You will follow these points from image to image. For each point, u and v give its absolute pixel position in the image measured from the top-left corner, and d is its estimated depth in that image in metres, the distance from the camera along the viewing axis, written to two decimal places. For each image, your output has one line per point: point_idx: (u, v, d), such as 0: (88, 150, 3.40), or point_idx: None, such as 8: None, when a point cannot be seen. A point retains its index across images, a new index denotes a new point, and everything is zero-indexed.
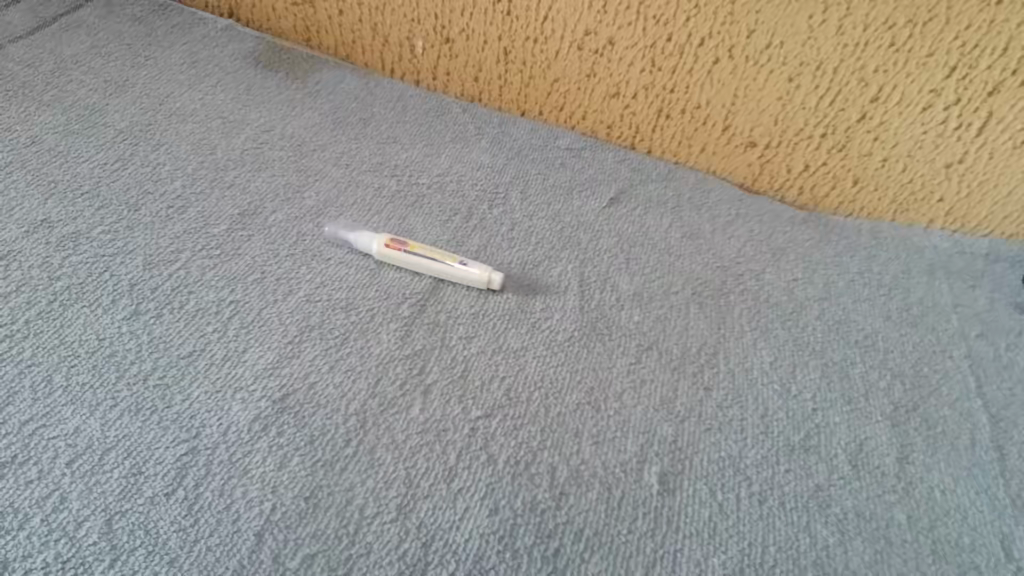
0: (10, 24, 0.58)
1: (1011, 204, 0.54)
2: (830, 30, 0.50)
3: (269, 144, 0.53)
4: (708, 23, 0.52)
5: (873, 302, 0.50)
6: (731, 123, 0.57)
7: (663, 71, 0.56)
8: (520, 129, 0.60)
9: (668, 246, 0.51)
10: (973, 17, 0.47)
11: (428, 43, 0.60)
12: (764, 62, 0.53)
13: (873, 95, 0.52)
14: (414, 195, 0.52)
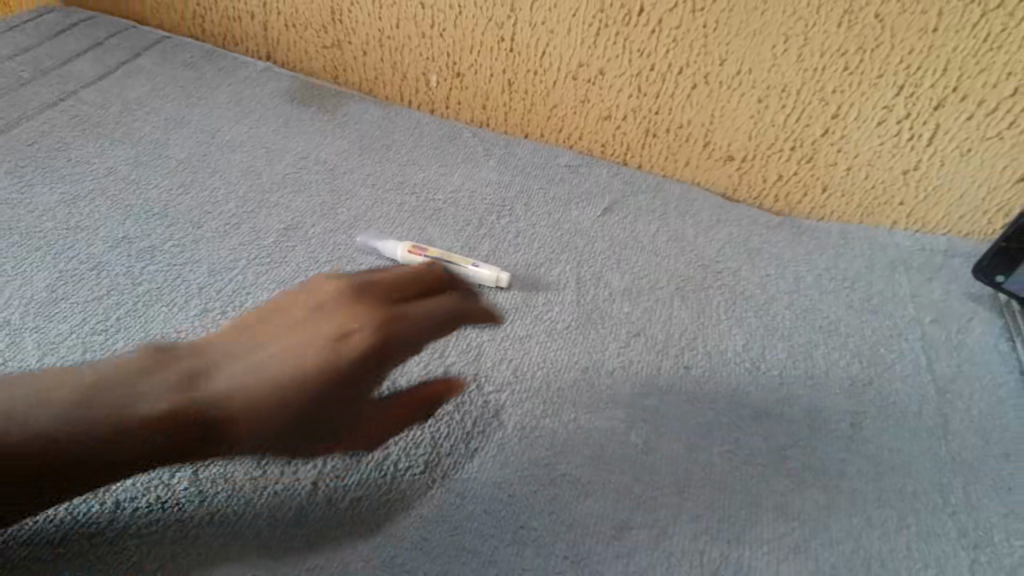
0: (82, 72, 0.67)
1: (963, 206, 0.58)
2: (791, 58, 0.56)
3: (306, 169, 0.61)
4: (685, 54, 0.59)
5: (837, 293, 0.56)
6: (711, 140, 0.63)
7: (648, 96, 0.63)
8: (524, 149, 0.67)
9: (655, 248, 0.58)
10: (913, 43, 0.52)
11: (441, 77, 0.68)
12: (736, 87, 0.59)
13: (832, 112, 0.57)
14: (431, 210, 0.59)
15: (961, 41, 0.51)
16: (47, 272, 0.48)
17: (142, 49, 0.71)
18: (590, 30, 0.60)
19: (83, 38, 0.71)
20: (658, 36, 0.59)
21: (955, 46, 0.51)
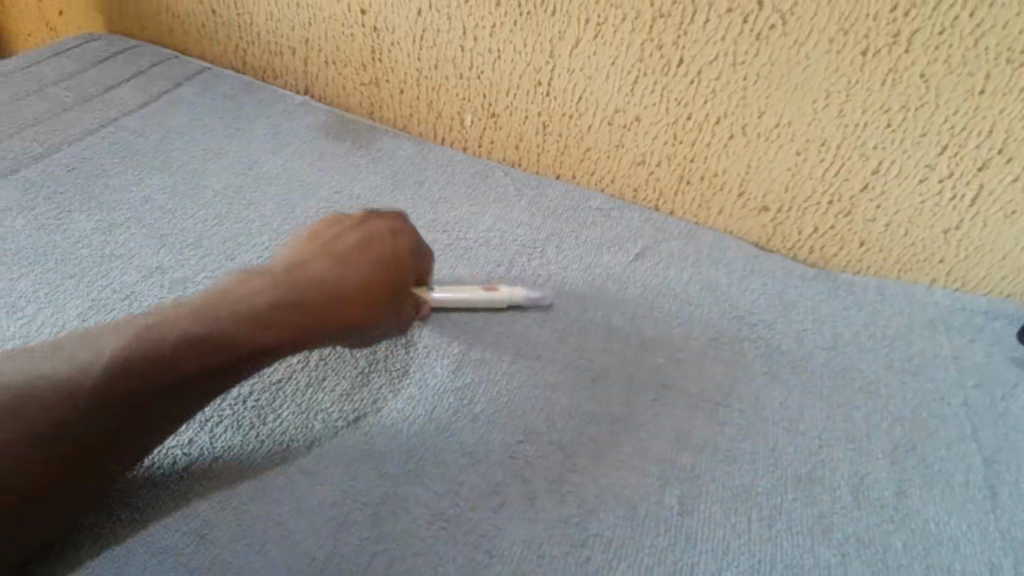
0: (124, 101, 0.68)
1: (1005, 265, 0.56)
2: (832, 113, 0.54)
3: (340, 204, 0.61)
4: (724, 105, 0.57)
5: (877, 351, 0.54)
6: (746, 189, 0.61)
7: (684, 144, 0.61)
8: (556, 190, 0.66)
9: (688, 297, 0.57)
10: (959, 104, 0.50)
11: (477, 117, 0.68)
12: (774, 138, 0.57)
13: (872, 168, 0.55)
14: (489, 288, 0.54)
15: (1007, 105, 0.49)
16: (80, 300, 0.48)
17: (183, 79, 0.72)
18: (629, 78, 0.59)
19: (126, 66, 0.71)
20: (697, 87, 0.57)
21: (1001, 109, 0.50)
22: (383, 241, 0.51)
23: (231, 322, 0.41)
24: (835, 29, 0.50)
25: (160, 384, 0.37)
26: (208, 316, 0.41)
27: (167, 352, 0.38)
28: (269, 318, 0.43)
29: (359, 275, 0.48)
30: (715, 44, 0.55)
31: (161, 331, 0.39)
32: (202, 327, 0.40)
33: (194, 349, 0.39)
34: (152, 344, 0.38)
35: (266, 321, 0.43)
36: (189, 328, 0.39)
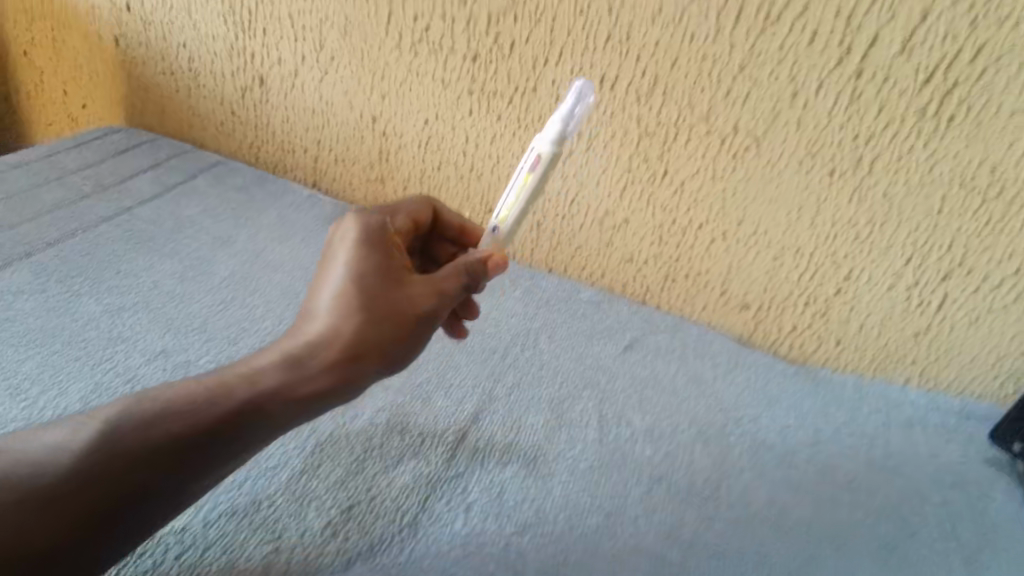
0: (139, 191, 0.70)
1: (974, 368, 0.58)
2: (805, 225, 0.55)
3: None
4: (704, 214, 0.59)
5: (857, 448, 0.56)
6: (728, 288, 0.63)
7: (669, 245, 0.63)
8: (548, 282, 0.70)
9: (674, 389, 0.59)
10: (920, 221, 0.51)
11: (475, 214, 0.70)
12: (751, 244, 0.59)
13: (844, 275, 0.57)
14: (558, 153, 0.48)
15: (964, 223, 0.50)
16: (84, 383, 0.49)
17: (197, 171, 0.75)
18: (618, 184, 0.61)
19: (143, 158, 0.74)
20: (680, 196, 0.59)
21: (958, 227, 0.50)
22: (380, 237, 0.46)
23: (228, 377, 0.39)
24: (803, 153, 0.51)
25: (156, 449, 0.35)
26: (201, 382, 0.39)
27: (157, 423, 0.36)
28: (271, 362, 0.40)
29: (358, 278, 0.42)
30: (693, 160, 0.56)
31: (157, 403, 0.37)
32: (193, 394, 0.38)
33: (183, 418, 0.37)
34: (144, 418, 0.36)
35: (266, 365, 0.40)
36: (177, 400, 0.37)
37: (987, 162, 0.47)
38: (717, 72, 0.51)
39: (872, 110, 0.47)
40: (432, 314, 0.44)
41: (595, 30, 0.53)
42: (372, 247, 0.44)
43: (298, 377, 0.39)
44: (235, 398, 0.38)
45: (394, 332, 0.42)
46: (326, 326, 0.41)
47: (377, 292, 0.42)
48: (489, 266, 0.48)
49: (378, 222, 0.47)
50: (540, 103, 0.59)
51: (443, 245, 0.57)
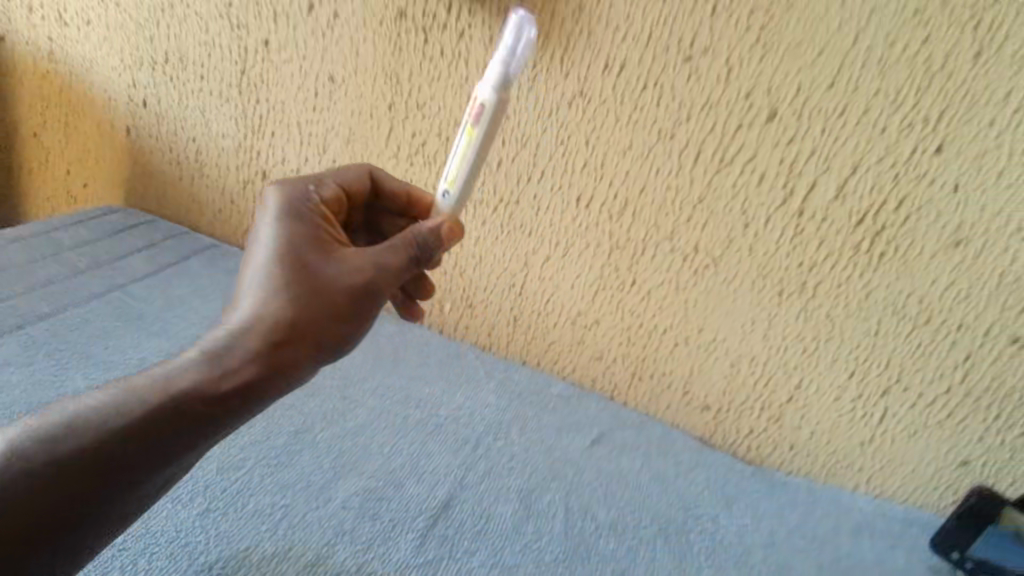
0: (131, 270, 0.72)
1: (915, 478, 0.61)
2: (758, 336, 0.60)
3: (324, 375, 0.66)
4: (669, 318, 0.64)
5: (809, 551, 0.58)
6: (691, 389, 0.67)
7: (636, 345, 0.67)
8: (523, 375, 0.73)
9: (637, 483, 0.62)
10: (859, 340, 0.56)
11: (455, 306, 0.75)
12: (712, 350, 0.63)
13: (795, 383, 0.61)
14: (502, 102, 0.45)
15: (898, 344, 0.55)
16: None
17: (191, 253, 0.77)
18: (591, 288, 0.66)
19: (139, 238, 0.77)
20: (648, 301, 0.64)
21: (894, 347, 0.55)
22: (304, 218, 0.47)
23: (154, 377, 0.39)
24: (755, 274, 0.57)
25: (85, 459, 0.36)
26: (127, 385, 0.39)
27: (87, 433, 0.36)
28: (198, 357, 0.40)
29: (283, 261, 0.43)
30: (660, 271, 0.61)
31: (83, 413, 0.37)
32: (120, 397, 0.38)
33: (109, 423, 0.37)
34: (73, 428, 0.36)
35: (183, 365, 0.40)
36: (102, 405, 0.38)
37: (914, 295, 0.52)
38: (680, 201, 0.57)
39: (813, 243, 0.53)
40: (367, 290, 0.45)
41: (574, 156, 0.59)
42: (286, 232, 0.45)
43: (223, 370, 0.40)
44: (152, 400, 0.38)
45: (314, 317, 0.42)
46: (255, 314, 0.42)
47: (294, 280, 0.43)
48: (442, 235, 0.48)
49: (300, 201, 0.48)
50: (523, 213, 0.65)
51: (390, 218, 0.58)
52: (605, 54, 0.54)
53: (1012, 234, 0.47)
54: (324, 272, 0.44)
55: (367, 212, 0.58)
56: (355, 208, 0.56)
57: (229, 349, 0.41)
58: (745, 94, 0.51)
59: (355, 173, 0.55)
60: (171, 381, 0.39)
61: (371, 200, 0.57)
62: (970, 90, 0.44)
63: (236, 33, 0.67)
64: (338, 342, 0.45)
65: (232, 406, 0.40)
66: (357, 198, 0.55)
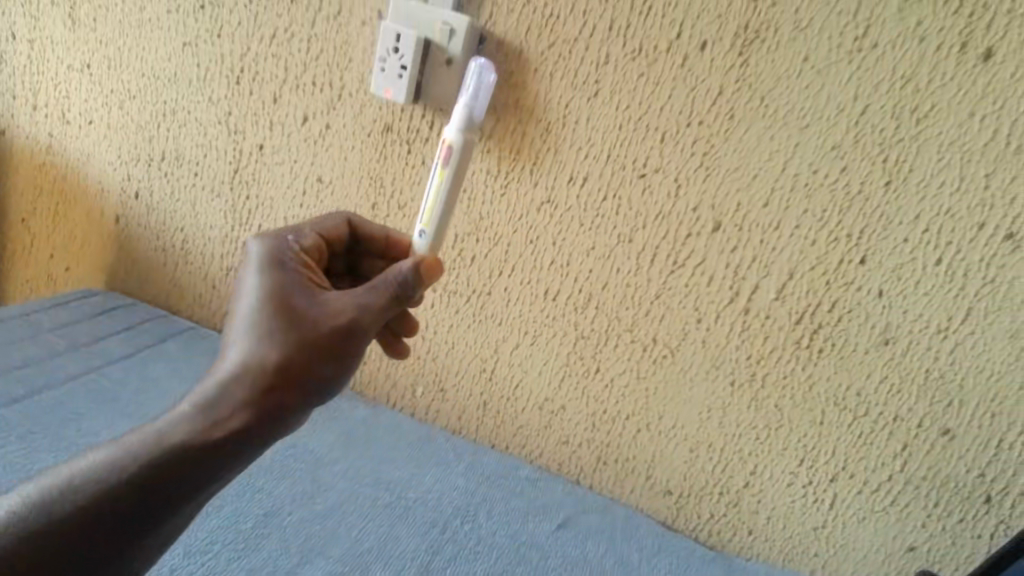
0: (107, 351, 0.73)
1: (867, 565, 0.60)
2: (714, 423, 0.63)
3: (294, 456, 0.66)
4: (631, 405, 0.66)
5: None
6: (653, 473, 0.68)
7: (602, 431, 0.69)
8: (492, 458, 0.73)
9: (602, 568, 0.60)
10: (806, 429, 0.59)
11: (427, 389, 0.77)
12: (672, 436, 0.66)
13: (750, 469, 0.63)
14: (466, 141, 0.48)
15: (843, 434, 0.58)
16: None
17: (168, 335, 0.78)
18: (557, 374, 0.69)
19: (118, 321, 0.78)
20: (611, 389, 0.67)
21: (837, 437, 0.58)
22: (286, 266, 0.47)
23: (144, 433, 0.38)
24: (709, 365, 0.61)
25: (86, 517, 0.36)
26: (119, 444, 0.38)
27: (85, 491, 0.36)
28: (187, 409, 0.40)
29: (266, 309, 0.43)
30: (622, 360, 0.65)
31: (78, 472, 0.37)
32: (113, 454, 0.38)
33: (104, 480, 0.36)
34: (70, 488, 0.36)
35: (173, 418, 0.39)
36: (96, 463, 0.37)
37: (853, 388, 0.56)
38: (639, 296, 0.62)
39: (760, 337, 0.58)
40: (353, 330, 0.44)
41: (542, 254, 0.64)
42: (268, 281, 0.45)
43: (213, 419, 0.39)
44: (144, 456, 0.37)
45: (302, 360, 0.42)
46: (242, 362, 0.41)
47: (279, 325, 0.42)
48: (421, 272, 0.48)
49: (280, 249, 0.48)
50: (494, 303, 0.69)
51: (371, 259, 0.59)
52: (570, 168, 0.60)
53: (933, 334, 0.52)
54: (307, 316, 0.43)
55: (347, 257, 0.58)
56: (334, 253, 0.57)
57: (218, 398, 0.40)
58: (693, 207, 0.57)
59: (332, 221, 0.56)
60: (163, 434, 0.38)
61: (349, 244, 0.58)
62: (883, 213, 0.51)
63: (232, 137, 0.72)
64: (329, 383, 0.44)
65: (226, 455, 0.39)
66: (336, 244, 0.56)
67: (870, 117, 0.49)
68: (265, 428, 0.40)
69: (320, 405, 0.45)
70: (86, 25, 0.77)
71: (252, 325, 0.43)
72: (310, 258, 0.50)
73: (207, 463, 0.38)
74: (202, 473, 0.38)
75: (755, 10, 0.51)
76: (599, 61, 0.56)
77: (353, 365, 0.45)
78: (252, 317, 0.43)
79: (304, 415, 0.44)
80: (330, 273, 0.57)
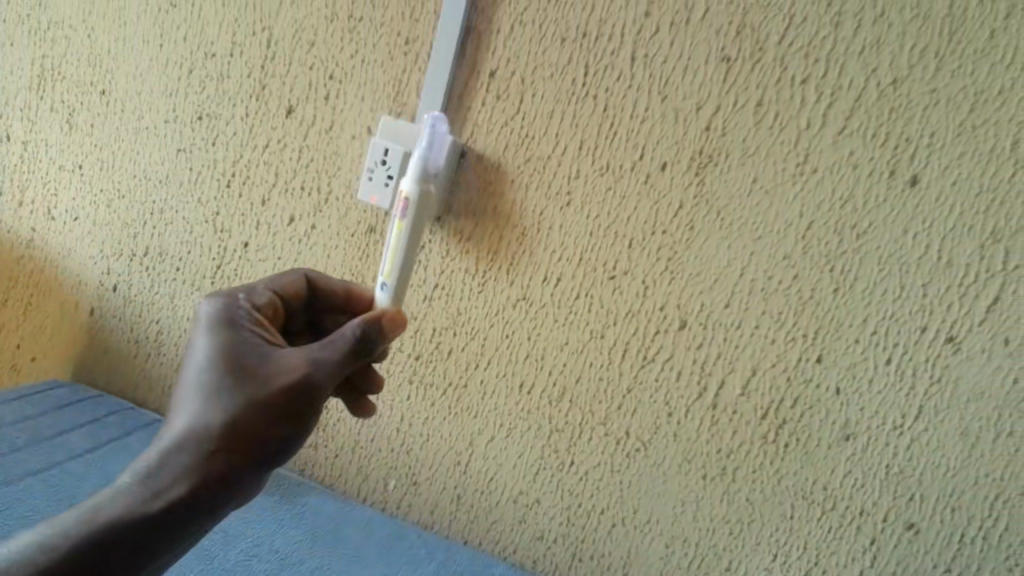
0: (70, 445, 0.70)
1: None
2: (688, 517, 0.63)
3: (260, 557, 0.64)
4: (606, 499, 0.66)
5: None
6: (629, 570, 0.67)
7: (576, 525, 0.68)
8: (463, 554, 0.71)
9: None
10: (777, 523, 0.60)
11: (399, 483, 0.76)
12: (647, 530, 0.65)
13: (725, 565, 0.63)
14: (422, 192, 0.53)
15: (813, 528, 0.58)
16: None
17: (135, 428, 0.76)
18: (532, 468, 0.69)
19: (84, 414, 0.76)
20: (586, 483, 0.67)
21: (808, 531, 0.59)
22: (238, 324, 0.46)
23: (87, 508, 0.40)
24: (681, 458, 0.62)
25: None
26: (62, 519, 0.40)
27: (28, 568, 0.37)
28: (132, 480, 0.40)
29: (214, 372, 0.43)
30: (596, 453, 0.66)
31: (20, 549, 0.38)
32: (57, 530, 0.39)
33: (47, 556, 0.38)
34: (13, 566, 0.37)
35: (116, 490, 0.40)
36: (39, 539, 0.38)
37: (820, 482, 0.57)
38: (612, 391, 0.64)
39: (728, 432, 0.60)
40: (306, 388, 0.43)
41: (517, 348, 0.66)
42: (217, 340, 0.44)
43: (156, 489, 0.40)
44: (83, 530, 0.39)
45: (249, 422, 0.41)
46: (187, 429, 0.41)
47: (226, 386, 0.42)
48: (382, 325, 0.46)
49: (232, 308, 0.47)
50: (470, 396, 0.70)
51: (330, 314, 0.57)
52: (544, 269, 0.63)
53: (890, 431, 0.54)
54: (256, 377, 0.42)
55: (306, 314, 0.57)
56: (292, 311, 0.55)
57: (161, 467, 0.41)
58: (660, 306, 0.60)
59: (290, 278, 0.55)
60: (104, 507, 0.39)
61: (308, 300, 0.57)
62: (834, 316, 0.54)
63: (218, 235, 0.74)
64: (284, 443, 0.43)
65: (172, 522, 0.40)
66: (292, 301, 0.54)
67: (816, 232, 0.54)
68: (210, 494, 0.41)
69: (276, 465, 0.44)
70: (82, 130, 0.80)
71: (199, 389, 0.42)
72: (264, 314, 0.49)
73: (148, 532, 0.39)
74: (150, 539, 0.40)
75: (708, 137, 0.56)
76: (569, 175, 0.61)
77: (310, 422, 0.44)
78: (199, 381, 0.42)
79: (259, 476, 0.43)
80: (287, 331, 0.55)
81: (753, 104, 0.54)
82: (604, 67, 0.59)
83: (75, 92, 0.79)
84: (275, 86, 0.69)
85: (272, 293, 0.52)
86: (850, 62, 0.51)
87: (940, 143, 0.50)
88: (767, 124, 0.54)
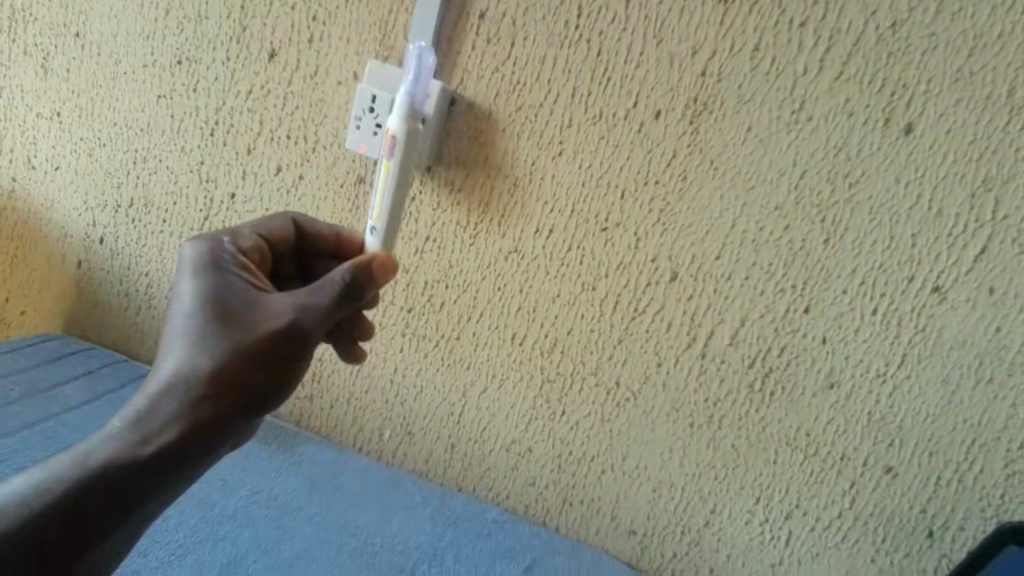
0: (65, 396, 0.71)
1: None
2: (676, 463, 0.65)
3: (258, 503, 0.65)
4: (596, 447, 0.68)
5: None
6: (617, 513, 0.69)
7: (567, 471, 0.70)
8: (457, 500, 0.72)
9: None
10: (762, 468, 0.62)
11: (394, 432, 0.77)
12: (636, 477, 0.67)
13: (710, 507, 0.65)
14: (411, 131, 0.51)
15: (795, 472, 0.60)
16: None
17: (129, 380, 0.77)
18: (524, 417, 0.70)
19: (77, 366, 0.77)
20: (576, 431, 0.68)
21: (791, 475, 0.61)
22: (223, 269, 0.46)
23: (79, 453, 0.39)
24: (671, 407, 0.64)
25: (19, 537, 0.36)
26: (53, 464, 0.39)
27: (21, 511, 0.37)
28: (122, 425, 0.40)
29: (199, 317, 0.42)
30: (587, 403, 0.67)
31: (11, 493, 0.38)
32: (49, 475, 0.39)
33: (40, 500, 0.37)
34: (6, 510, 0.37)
35: (105, 435, 0.40)
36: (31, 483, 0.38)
37: (804, 429, 0.59)
38: (602, 341, 0.64)
39: (716, 380, 0.61)
40: (292, 335, 0.43)
41: (509, 300, 0.67)
42: (202, 285, 0.44)
43: (147, 434, 0.40)
44: (75, 475, 0.38)
45: (237, 366, 0.42)
46: (174, 374, 0.41)
47: (212, 332, 0.42)
48: (371, 270, 0.45)
49: (216, 252, 0.47)
50: (463, 347, 0.70)
51: (319, 260, 0.57)
52: (536, 221, 0.63)
53: (874, 378, 0.56)
54: (243, 323, 0.43)
55: (296, 259, 0.57)
56: (279, 257, 0.55)
57: (151, 412, 0.41)
58: (652, 258, 0.60)
59: (275, 223, 0.54)
60: (95, 452, 0.39)
61: (297, 244, 0.56)
62: (824, 267, 0.55)
63: (203, 185, 0.73)
64: (271, 388, 0.44)
65: (164, 468, 0.40)
66: (279, 246, 0.54)
67: (809, 181, 0.54)
68: (200, 439, 0.41)
69: (265, 410, 0.45)
70: (58, 76, 0.77)
71: (184, 334, 0.42)
72: (249, 259, 0.49)
73: (140, 477, 0.39)
74: (142, 484, 0.39)
75: (703, 83, 0.55)
76: (562, 124, 0.60)
77: (298, 366, 0.45)
78: (185, 326, 0.42)
79: (248, 421, 0.44)
80: (276, 276, 0.55)
81: (750, 48, 0.53)
82: (598, 9, 0.57)
83: (49, 34, 0.76)
84: (257, 29, 0.67)
85: (257, 237, 0.52)
86: (849, 4, 0.50)
87: (937, 89, 0.49)
88: (763, 70, 0.53)
